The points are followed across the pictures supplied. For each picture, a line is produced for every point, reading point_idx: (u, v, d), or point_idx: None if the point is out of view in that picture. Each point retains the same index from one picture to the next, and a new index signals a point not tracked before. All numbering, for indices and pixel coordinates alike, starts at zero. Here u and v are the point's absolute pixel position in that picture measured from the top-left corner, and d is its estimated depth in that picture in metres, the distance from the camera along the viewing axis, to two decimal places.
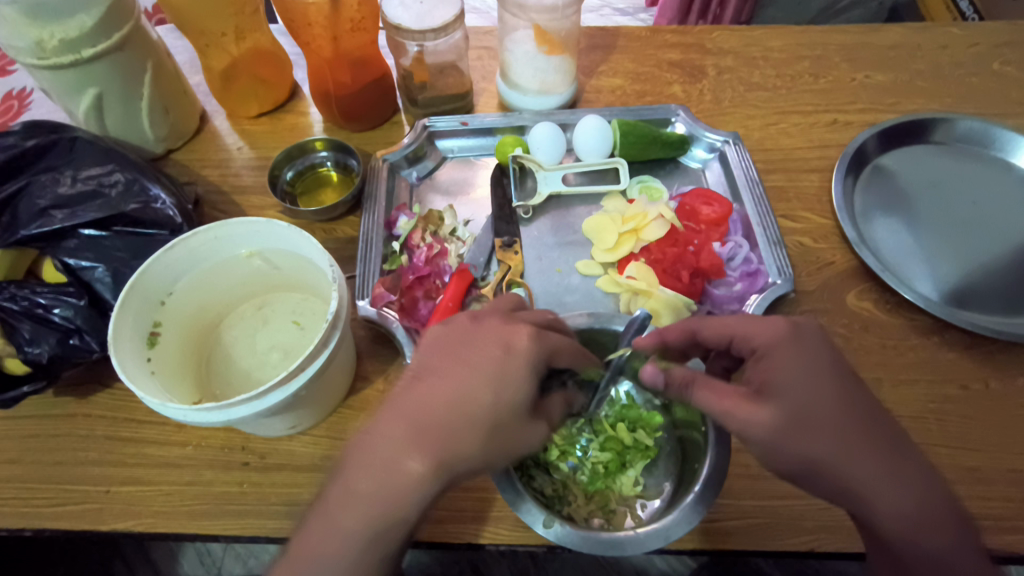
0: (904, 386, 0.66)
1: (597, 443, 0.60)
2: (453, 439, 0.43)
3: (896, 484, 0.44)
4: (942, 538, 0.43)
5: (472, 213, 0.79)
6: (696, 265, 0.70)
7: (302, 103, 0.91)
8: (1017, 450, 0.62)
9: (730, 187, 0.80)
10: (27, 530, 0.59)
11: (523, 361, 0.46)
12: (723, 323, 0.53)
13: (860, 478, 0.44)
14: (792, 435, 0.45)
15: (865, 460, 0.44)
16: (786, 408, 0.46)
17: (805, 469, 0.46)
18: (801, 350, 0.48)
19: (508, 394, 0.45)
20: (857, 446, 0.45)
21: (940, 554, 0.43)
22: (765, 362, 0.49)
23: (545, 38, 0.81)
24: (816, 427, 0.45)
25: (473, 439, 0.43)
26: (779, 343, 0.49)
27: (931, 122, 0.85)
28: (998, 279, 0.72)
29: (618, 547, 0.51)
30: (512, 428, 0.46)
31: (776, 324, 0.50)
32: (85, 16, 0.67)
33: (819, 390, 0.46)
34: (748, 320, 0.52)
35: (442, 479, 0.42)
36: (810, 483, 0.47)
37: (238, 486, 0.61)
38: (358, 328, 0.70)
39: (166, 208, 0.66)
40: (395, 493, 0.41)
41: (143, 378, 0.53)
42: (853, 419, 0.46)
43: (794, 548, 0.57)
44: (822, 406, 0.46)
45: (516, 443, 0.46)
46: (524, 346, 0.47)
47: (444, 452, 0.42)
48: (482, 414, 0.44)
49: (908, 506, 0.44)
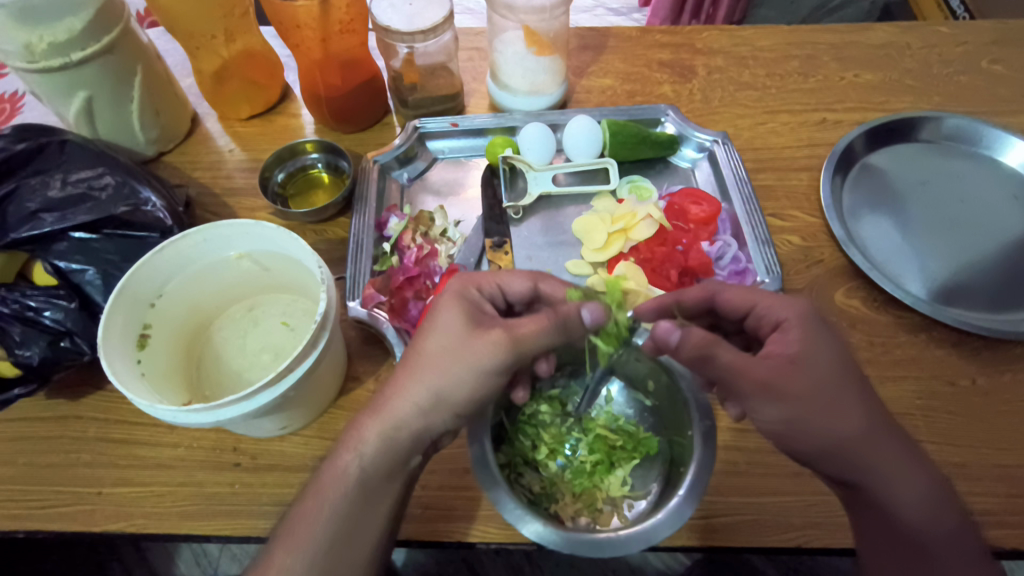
0: (891, 383, 0.66)
1: (585, 444, 0.61)
2: (398, 384, 0.50)
3: (908, 463, 0.48)
4: (946, 514, 0.48)
5: (463, 213, 0.79)
6: (684, 264, 0.72)
7: (294, 105, 0.91)
8: (1003, 445, 0.62)
9: (719, 186, 0.80)
10: (20, 531, 0.59)
11: (457, 315, 0.52)
12: (744, 290, 0.55)
13: (880, 456, 0.47)
14: (823, 412, 0.47)
15: (886, 442, 0.48)
16: (821, 384, 0.47)
17: (835, 450, 0.48)
18: (830, 330, 0.50)
19: (434, 332, 0.51)
20: (880, 427, 0.48)
21: (947, 527, 0.47)
22: (785, 335, 0.50)
23: (534, 39, 0.82)
24: (848, 407, 0.47)
25: (410, 377, 0.50)
26: (809, 320, 0.50)
27: (918, 121, 0.85)
28: (985, 276, 0.73)
29: (599, 547, 0.51)
30: (451, 355, 0.50)
31: (795, 300, 0.52)
32: (73, 20, 0.67)
33: (851, 370, 0.49)
34: (769, 294, 0.53)
35: (389, 418, 0.48)
36: (825, 462, 0.49)
37: (230, 486, 0.61)
38: (349, 329, 0.70)
39: (155, 211, 0.66)
40: (350, 440, 0.48)
41: (132, 379, 0.54)
42: (875, 401, 0.49)
43: (780, 544, 0.57)
44: (852, 387, 0.48)
45: (464, 357, 0.50)
46: (451, 310, 0.52)
47: (386, 396, 0.49)
48: (417, 354, 0.50)
49: (916, 484, 0.48)
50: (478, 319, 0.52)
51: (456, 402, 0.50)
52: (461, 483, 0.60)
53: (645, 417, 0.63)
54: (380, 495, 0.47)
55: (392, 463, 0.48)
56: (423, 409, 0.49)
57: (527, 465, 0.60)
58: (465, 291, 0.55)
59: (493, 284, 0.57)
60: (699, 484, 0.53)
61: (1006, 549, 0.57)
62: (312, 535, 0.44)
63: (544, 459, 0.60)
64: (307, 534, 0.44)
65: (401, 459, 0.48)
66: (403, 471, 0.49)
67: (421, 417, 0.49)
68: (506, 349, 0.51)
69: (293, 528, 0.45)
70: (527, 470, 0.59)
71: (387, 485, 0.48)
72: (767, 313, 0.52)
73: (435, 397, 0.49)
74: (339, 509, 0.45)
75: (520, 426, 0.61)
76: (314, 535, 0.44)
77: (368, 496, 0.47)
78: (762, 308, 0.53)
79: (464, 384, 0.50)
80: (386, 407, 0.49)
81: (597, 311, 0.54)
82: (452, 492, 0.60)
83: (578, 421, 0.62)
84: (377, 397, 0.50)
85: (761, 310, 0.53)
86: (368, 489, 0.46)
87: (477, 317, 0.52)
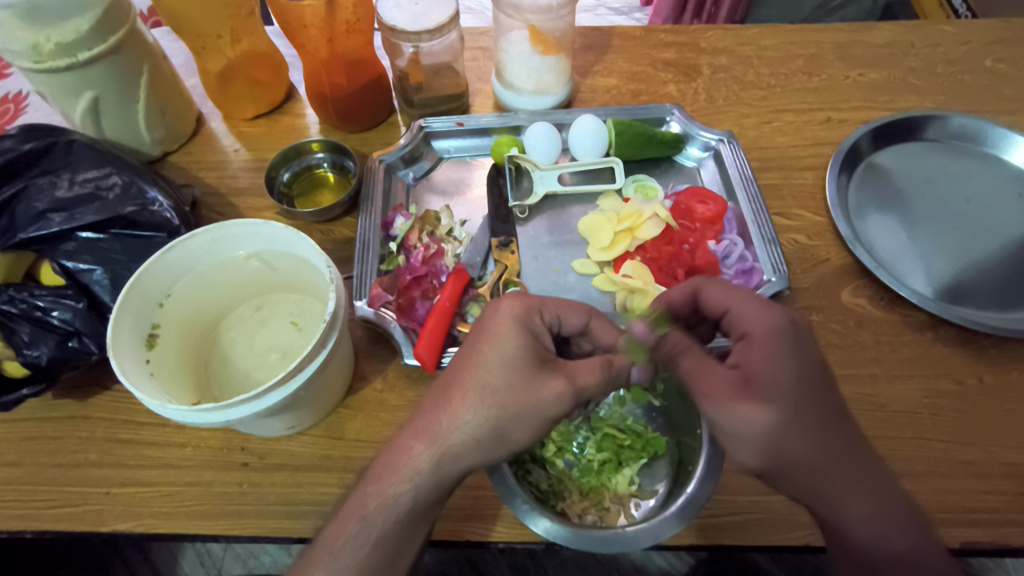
0: (898, 381, 0.66)
1: (594, 442, 0.60)
2: (452, 410, 0.48)
3: (863, 483, 0.47)
4: (901, 536, 0.46)
5: (469, 213, 0.79)
6: (691, 263, 0.72)
7: (299, 104, 0.91)
8: (1010, 443, 0.62)
9: (725, 185, 0.80)
10: (28, 531, 0.59)
11: (521, 355, 0.50)
12: (727, 292, 0.54)
13: (836, 479, 0.46)
14: (787, 433, 0.45)
15: (844, 461, 0.46)
16: (776, 401, 0.46)
17: (788, 471, 0.46)
18: (787, 345, 0.48)
19: (495, 367, 0.49)
20: (837, 449, 0.46)
21: (901, 548, 0.46)
22: (748, 346, 0.49)
23: (540, 38, 0.82)
24: (803, 424, 0.45)
25: (469, 412, 0.48)
26: (770, 333, 0.49)
27: (923, 120, 0.85)
28: (991, 275, 0.73)
29: (608, 544, 0.51)
30: (517, 396, 0.48)
31: (769, 311, 0.51)
32: (80, 20, 0.67)
33: (811, 386, 0.47)
34: (750, 301, 0.52)
35: (441, 449, 0.48)
36: (781, 483, 0.47)
37: (238, 486, 0.61)
38: (356, 329, 0.70)
39: (163, 211, 0.66)
40: (398, 467, 0.48)
41: (142, 379, 0.54)
42: (836, 420, 0.47)
43: (790, 543, 0.57)
44: (808, 406, 0.46)
45: (531, 399, 0.48)
46: (514, 344, 0.50)
47: (443, 425, 0.48)
48: (473, 384, 0.49)
49: (872, 505, 0.47)
50: (540, 358, 0.51)
51: (516, 442, 0.49)
52: (471, 483, 0.60)
53: (654, 417, 0.63)
54: (423, 515, 0.49)
55: (440, 492, 0.49)
56: (482, 447, 0.48)
57: (535, 463, 0.60)
58: (527, 318, 0.53)
59: (554, 312, 0.56)
60: (701, 491, 0.54)
61: (1014, 548, 0.57)
62: (353, 551, 0.46)
63: (552, 457, 0.59)
64: (349, 553, 0.46)
65: (448, 487, 0.49)
66: (447, 494, 0.50)
67: (477, 454, 0.48)
68: (570, 398, 0.50)
69: (331, 541, 0.47)
70: (534, 467, 0.59)
71: (432, 509, 0.49)
72: (738, 321, 0.52)
73: (496, 435, 0.48)
74: (385, 531, 0.47)
75: None
76: (356, 554, 0.46)
77: (414, 519, 0.48)
78: (737, 314, 0.52)
79: (525, 430, 0.49)
80: (441, 436, 0.48)
81: (645, 372, 0.56)
82: (462, 492, 0.60)
83: (587, 419, 0.62)
84: (427, 423, 0.49)
85: (733, 316, 0.53)
86: (415, 514, 0.48)
87: (539, 355, 0.51)
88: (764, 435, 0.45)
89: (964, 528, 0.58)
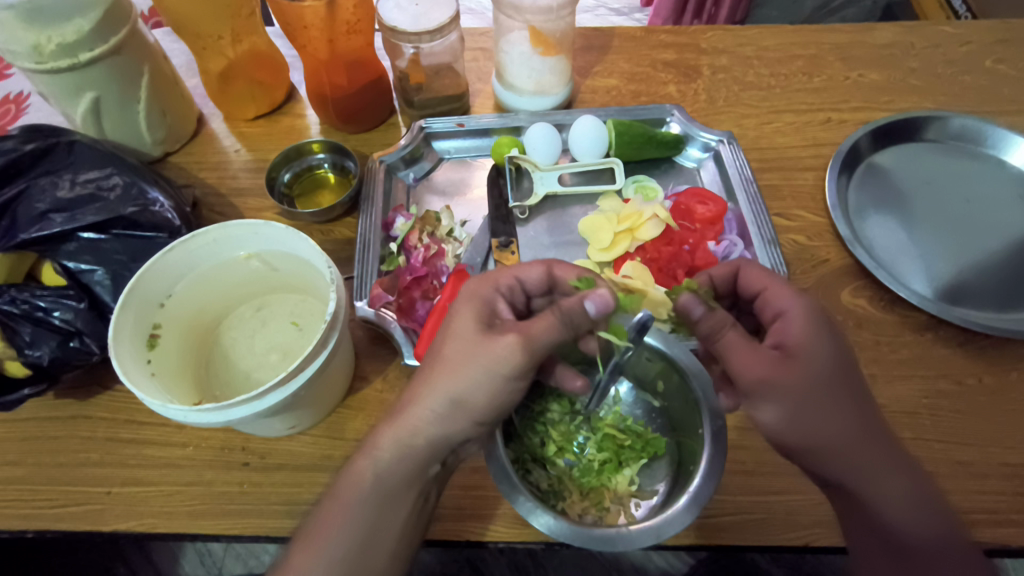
0: (898, 382, 0.66)
1: (594, 442, 0.60)
2: (415, 391, 0.50)
3: (894, 466, 0.48)
4: (931, 520, 0.47)
5: (469, 214, 0.80)
6: (691, 263, 0.72)
7: (300, 105, 0.91)
8: (1010, 444, 0.62)
9: (725, 186, 0.80)
10: (30, 531, 0.60)
11: (470, 324, 0.51)
12: (763, 273, 0.54)
13: (868, 459, 0.47)
14: (814, 412, 0.47)
15: (875, 443, 0.48)
16: (807, 381, 0.48)
17: (818, 447, 0.48)
18: (819, 327, 0.50)
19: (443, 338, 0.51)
20: (867, 430, 0.48)
21: (929, 530, 0.47)
22: (781, 327, 0.51)
23: (540, 39, 0.82)
24: (832, 405, 0.47)
25: (427, 381, 0.50)
26: (802, 316, 0.50)
27: (923, 120, 0.86)
28: (991, 276, 0.73)
29: (609, 542, 0.51)
30: (465, 358, 0.49)
31: (800, 295, 0.52)
32: (82, 21, 0.68)
33: (840, 371, 0.49)
34: (781, 282, 0.53)
35: (401, 427, 0.49)
36: (811, 460, 0.49)
37: (238, 486, 0.61)
38: (357, 329, 0.71)
39: (164, 211, 0.66)
40: (366, 449, 0.49)
41: (143, 379, 0.54)
42: (864, 401, 0.49)
43: (790, 543, 0.58)
44: (838, 385, 0.48)
45: (476, 358, 0.49)
46: (466, 313, 0.52)
47: (404, 405, 0.50)
48: (429, 365, 0.51)
49: (903, 488, 0.47)
50: (490, 322, 0.52)
51: (473, 409, 0.49)
52: (471, 482, 0.60)
53: (654, 418, 0.64)
54: (398, 500, 0.48)
55: (408, 470, 0.49)
56: (440, 417, 0.49)
57: (535, 462, 0.60)
58: (480, 291, 0.55)
59: (509, 278, 0.57)
60: (705, 487, 0.53)
61: (1013, 548, 0.57)
62: (330, 542, 0.46)
63: (552, 457, 0.60)
64: (326, 537, 0.46)
65: (417, 465, 0.49)
66: (422, 480, 0.50)
67: (436, 427, 0.49)
68: (521, 351, 0.49)
69: (314, 530, 0.47)
70: (534, 467, 0.59)
71: (405, 491, 0.49)
72: (771, 301, 0.53)
73: (453, 404, 0.49)
74: (355, 516, 0.47)
75: (529, 422, 0.61)
76: (331, 539, 0.46)
77: (385, 501, 0.48)
78: (767, 297, 0.53)
79: (480, 390, 0.49)
80: (403, 414, 0.49)
81: (603, 300, 0.53)
82: (462, 492, 0.60)
83: (587, 420, 0.62)
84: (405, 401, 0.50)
85: (768, 298, 0.53)
86: (384, 496, 0.48)
87: (487, 321, 0.52)
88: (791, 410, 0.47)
89: None
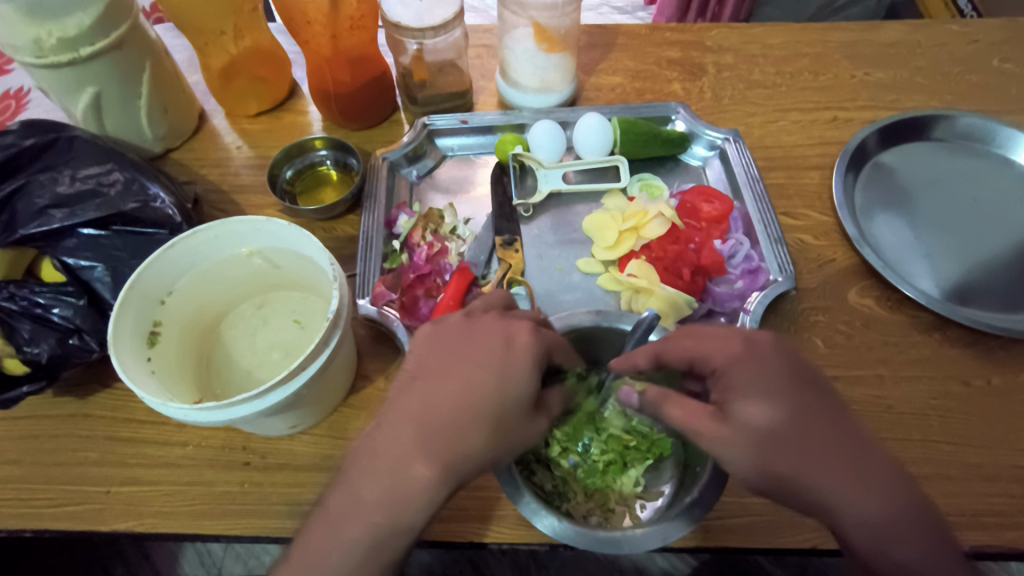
0: (906, 383, 0.66)
1: (599, 442, 0.59)
2: (459, 437, 0.45)
3: (864, 485, 0.45)
4: (907, 543, 0.44)
5: (473, 211, 0.79)
6: (697, 262, 0.70)
7: (301, 102, 0.90)
8: (1019, 446, 0.61)
9: (731, 185, 0.80)
10: (28, 530, 0.59)
11: (524, 354, 0.48)
12: (683, 337, 0.52)
13: (825, 486, 0.45)
14: (766, 449, 0.45)
15: (834, 466, 0.45)
16: (762, 422, 0.46)
17: (775, 487, 0.46)
18: (756, 366, 0.48)
19: (511, 392, 0.47)
20: (821, 457, 0.45)
21: (902, 558, 0.43)
22: (723, 381, 0.49)
23: (544, 36, 0.81)
24: (781, 440, 0.45)
25: (478, 401, 0.45)
26: (733, 362, 0.49)
27: (930, 118, 0.85)
28: (998, 276, 0.72)
29: (614, 544, 0.50)
30: (523, 431, 0.48)
31: (731, 339, 0.50)
32: (83, 15, 0.67)
33: (791, 402, 0.47)
34: (706, 334, 0.51)
35: (447, 486, 0.44)
36: (781, 494, 0.46)
37: (239, 485, 0.61)
38: (358, 327, 0.70)
39: (165, 208, 0.65)
40: (398, 490, 0.43)
41: (143, 377, 0.53)
42: (816, 425, 0.46)
43: (797, 545, 0.57)
44: (784, 420, 0.46)
45: (529, 428, 0.48)
46: (525, 339, 0.49)
47: (453, 453, 0.44)
48: (487, 412, 0.45)
49: (874, 511, 0.44)
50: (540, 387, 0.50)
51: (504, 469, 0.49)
52: (475, 483, 0.60)
53: None
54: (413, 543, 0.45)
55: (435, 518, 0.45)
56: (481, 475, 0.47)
57: (539, 463, 0.59)
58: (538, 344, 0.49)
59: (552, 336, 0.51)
60: (710, 491, 0.53)
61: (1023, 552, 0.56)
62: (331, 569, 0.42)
63: (557, 457, 0.59)
64: (325, 562, 0.43)
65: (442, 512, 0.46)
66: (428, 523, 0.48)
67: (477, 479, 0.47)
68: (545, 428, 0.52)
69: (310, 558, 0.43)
70: (538, 467, 0.59)
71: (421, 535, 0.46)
72: (703, 360, 0.51)
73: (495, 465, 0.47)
74: (361, 537, 0.43)
75: None
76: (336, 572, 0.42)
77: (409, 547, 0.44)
78: (700, 359, 0.51)
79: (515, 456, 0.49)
80: (452, 461, 0.44)
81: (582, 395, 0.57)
82: (465, 492, 0.59)
83: (590, 418, 0.61)
84: (403, 400, 0.47)
85: (698, 363, 0.52)
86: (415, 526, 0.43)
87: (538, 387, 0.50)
88: (743, 454, 0.46)
89: (972, 532, 0.57)
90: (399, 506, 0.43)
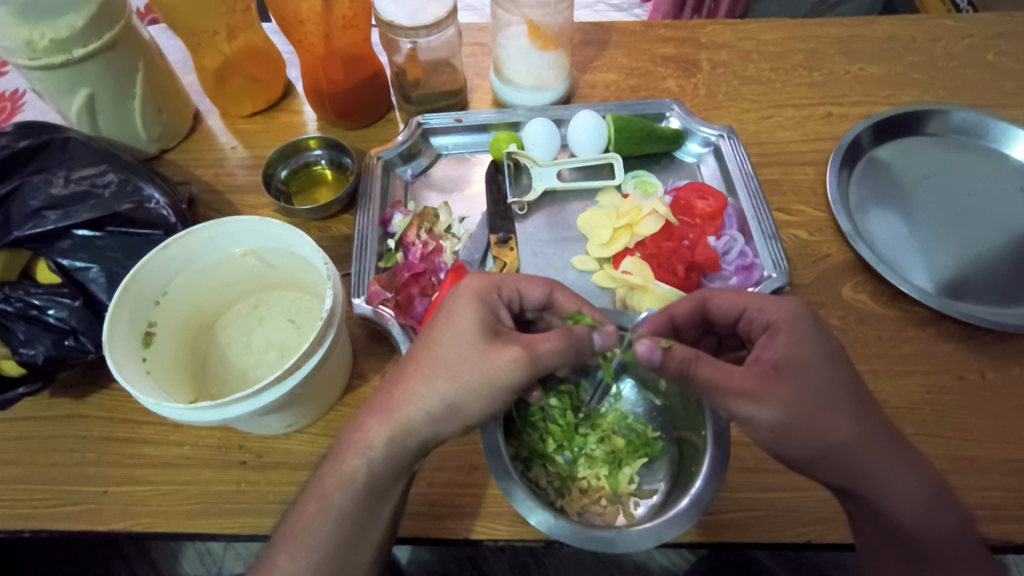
0: (899, 377, 0.66)
1: (596, 438, 0.60)
2: (406, 384, 0.49)
3: (904, 462, 0.49)
4: (938, 518, 0.48)
5: (468, 210, 0.79)
6: (691, 259, 0.71)
7: (296, 102, 0.90)
8: (1013, 440, 0.62)
9: (725, 181, 0.80)
10: (26, 530, 0.59)
11: (469, 302, 0.52)
12: (734, 295, 0.55)
13: (872, 460, 0.48)
14: (815, 418, 0.47)
15: (877, 441, 0.48)
16: (810, 386, 0.48)
17: (826, 452, 0.48)
18: (811, 333, 0.50)
19: (457, 336, 0.50)
20: (870, 433, 0.48)
21: (935, 532, 0.48)
22: (779, 339, 0.50)
23: (538, 33, 0.81)
24: (834, 409, 0.48)
25: (424, 350, 0.50)
26: (792, 324, 0.51)
27: (923, 114, 0.85)
28: (993, 271, 0.72)
29: (609, 543, 0.50)
30: (467, 364, 0.48)
31: (783, 303, 0.53)
32: (75, 16, 0.67)
33: (842, 376, 0.49)
34: (757, 297, 0.54)
35: (393, 424, 0.48)
36: (828, 466, 0.48)
37: (236, 485, 0.61)
38: (354, 327, 0.70)
39: (159, 208, 0.66)
40: (353, 437, 0.49)
41: (138, 378, 0.53)
42: (864, 401, 0.49)
43: (791, 540, 0.57)
44: (839, 390, 0.49)
45: (479, 369, 0.48)
46: (471, 289, 0.53)
47: (395, 399, 0.49)
48: (429, 357, 0.50)
49: (913, 486, 0.49)
50: (496, 328, 0.51)
51: (467, 415, 0.49)
52: (470, 480, 0.60)
53: (655, 416, 0.63)
54: (386, 493, 0.49)
55: (395, 468, 0.49)
56: (434, 417, 0.49)
57: (536, 459, 0.59)
58: (486, 294, 0.53)
59: (514, 288, 0.55)
60: (707, 489, 0.52)
61: (1016, 544, 0.56)
62: (311, 528, 0.47)
63: (552, 453, 0.59)
64: (312, 536, 0.47)
65: (406, 461, 0.49)
66: (408, 472, 0.50)
67: (430, 423, 0.49)
68: (524, 367, 0.48)
69: (295, 531, 0.47)
70: (535, 465, 0.59)
71: (393, 484, 0.50)
72: (756, 315, 0.53)
73: (447, 407, 0.49)
74: (332, 489, 0.48)
75: (529, 418, 0.60)
76: (317, 533, 0.47)
77: (374, 498, 0.48)
78: (753, 310, 0.53)
79: (475, 400, 0.49)
80: (396, 410, 0.49)
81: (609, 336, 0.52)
82: (460, 490, 0.60)
83: (587, 417, 0.61)
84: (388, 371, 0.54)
85: (751, 313, 0.54)
86: (375, 491, 0.48)
87: (492, 326, 0.51)
88: (795, 419, 0.47)
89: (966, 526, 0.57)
90: (354, 452, 0.48)
